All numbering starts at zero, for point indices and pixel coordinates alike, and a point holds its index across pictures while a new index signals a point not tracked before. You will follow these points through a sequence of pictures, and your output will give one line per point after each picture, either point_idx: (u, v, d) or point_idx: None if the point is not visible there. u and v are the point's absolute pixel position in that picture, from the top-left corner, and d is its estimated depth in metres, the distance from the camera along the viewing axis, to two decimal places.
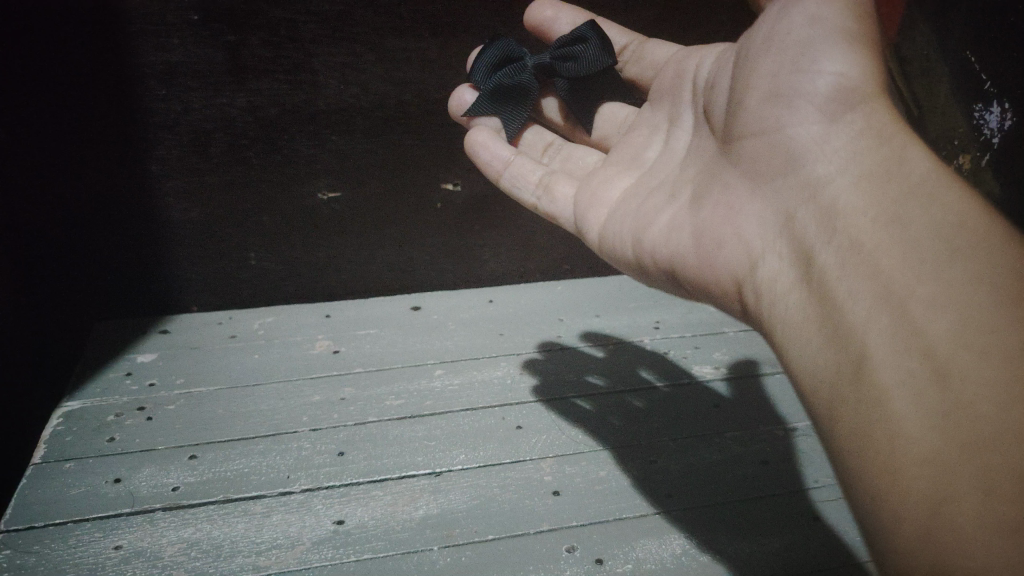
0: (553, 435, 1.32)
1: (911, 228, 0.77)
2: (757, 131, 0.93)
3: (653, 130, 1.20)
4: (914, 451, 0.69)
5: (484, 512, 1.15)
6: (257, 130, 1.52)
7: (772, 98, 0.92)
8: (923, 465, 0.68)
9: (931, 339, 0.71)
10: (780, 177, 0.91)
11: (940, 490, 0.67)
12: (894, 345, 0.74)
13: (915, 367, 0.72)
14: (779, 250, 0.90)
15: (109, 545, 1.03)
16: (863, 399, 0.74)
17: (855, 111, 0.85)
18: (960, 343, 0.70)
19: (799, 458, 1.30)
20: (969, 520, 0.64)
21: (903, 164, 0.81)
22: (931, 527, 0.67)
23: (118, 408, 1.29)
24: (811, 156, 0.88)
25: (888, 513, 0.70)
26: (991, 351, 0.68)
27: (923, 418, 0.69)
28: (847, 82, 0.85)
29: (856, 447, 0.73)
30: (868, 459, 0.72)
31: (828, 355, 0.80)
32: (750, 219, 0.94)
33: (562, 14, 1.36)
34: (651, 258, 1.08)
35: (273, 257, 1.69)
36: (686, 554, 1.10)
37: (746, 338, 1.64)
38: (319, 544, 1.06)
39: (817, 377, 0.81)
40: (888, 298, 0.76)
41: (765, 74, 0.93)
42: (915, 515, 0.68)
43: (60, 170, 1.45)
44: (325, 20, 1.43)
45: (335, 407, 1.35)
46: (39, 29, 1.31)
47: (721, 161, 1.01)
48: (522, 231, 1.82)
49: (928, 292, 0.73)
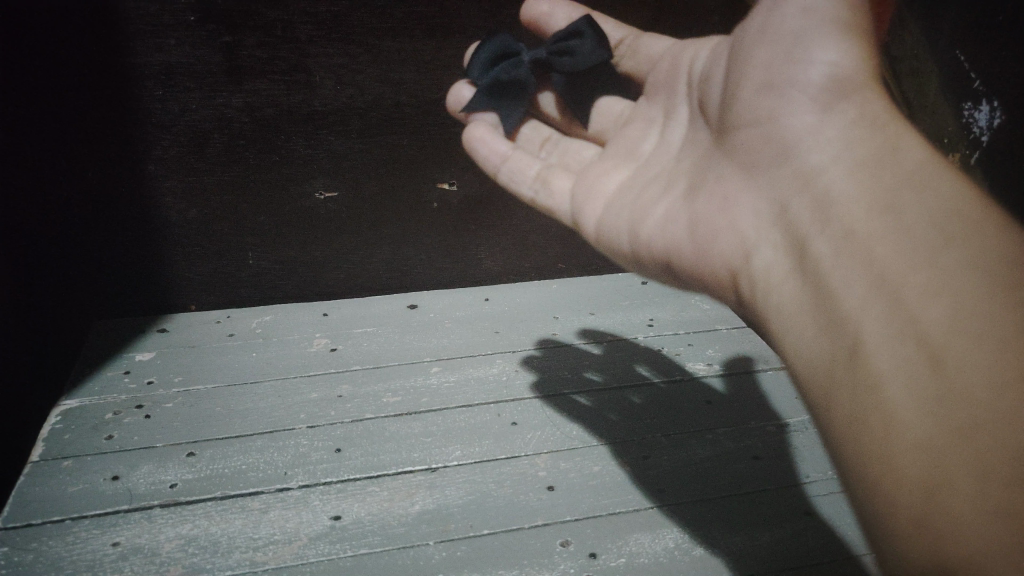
0: (546, 431, 1.33)
1: (907, 216, 0.77)
2: (750, 121, 0.93)
3: (650, 122, 1.18)
4: (911, 438, 0.69)
5: (478, 506, 1.15)
6: (254, 131, 1.53)
7: (766, 89, 0.91)
8: (919, 452, 0.68)
9: (927, 326, 0.71)
10: (777, 166, 0.90)
11: (935, 477, 0.67)
12: (891, 332, 0.73)
13: (911, 355, 0.71)
14: (775, 241, 0.89)
15: (107, 542, 1.03)
16: (859, 385, 0.74)
17: (847, 101, 0.86)
18: (956, 331, 0.70)
19: (791, 452, 1.31)
20: (968, 506, 0.65)
21: (896, 153, 0.81)
22: (929, 514, 0.67)
23: (116, 406, 1.31)
24: (801, 144, 0.88)
25: (883, 501, 0.70)
26: (986, 338, 0.69)
27: (919, 406, 0.69)
28: (840, 72, 0.86)
29: (852, 435, 0.73)
30: (863, 446, 0.72)
31: (822, 344, 0.80)
32: (746, 209, 0.93)
33: (558, 6, 1.34)
34: (647, 250, 1.06)
35: (268, 258, 1.69)
36: (679, 548, 1.10)
37: (738, 335, 1.66)
38: (316, 539, 1.06)
39: (811, 364, 0.80)
40: (885, 286, 0.75)
41: (758, 65, 0.93)
42: (912, 503, 0.68)
43: (60, 171, 1.46)
44: (321, 22, 1.44)
45: (333, 404, 1.36)
46: (38, 29, 1.33)
47: (715, 153, 1.00)
48: (519, 228, 1.83)
49: (923, 279, 0.73)
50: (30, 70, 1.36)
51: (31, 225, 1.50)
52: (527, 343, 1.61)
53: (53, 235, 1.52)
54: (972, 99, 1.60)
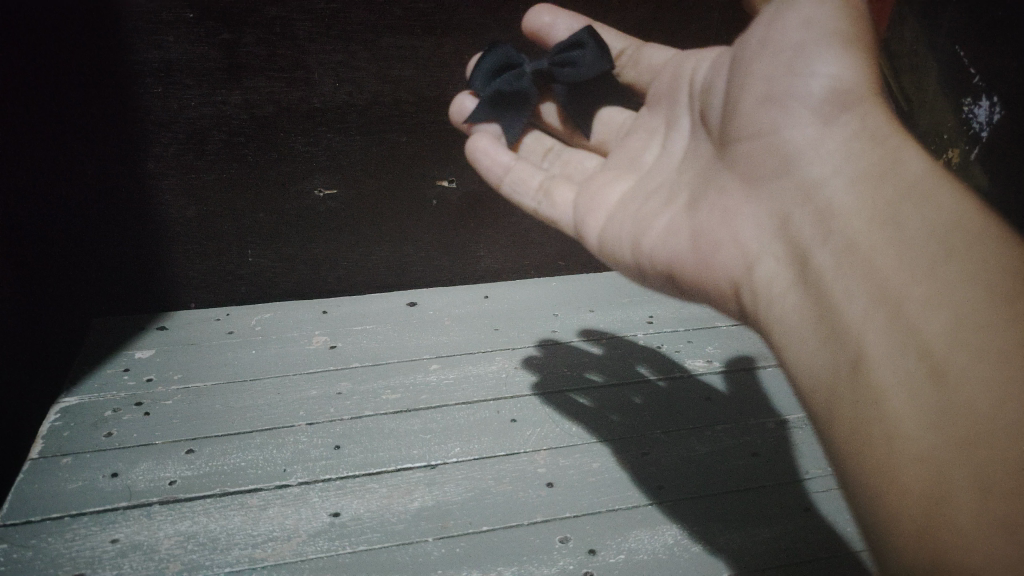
0: (545, 429, 1.33)
1: (908, 228, 0.78)
2: (751, 134, 0.92)
3: (653, 134, 1.17)
4: (912, 450, 0.69)
5: (478, 503, 1.15)
6: (253, 128, 1.53)
7: (767, 101, 0.90)
8: (920, 464, 0.69)
9: (928, 338, 0.72)
10: (778, 179, 0.90)
11: (936, 488, 0.67)
12: (893, 344, 0.74)
13: (913, 367, 0.72)
14: (777, 251, 0.89)
15: (106, 539, 1.03)
16: (861, 397, 0.74)
17: (849, 112, 0.85)
18: (957, 343, 0.70)
19: (789, 449, 1.31)
20: (970, 519, 0.65)
21: (898, 165, 0.81)
22: (931, 527, 0.67)
23: (115, 404, 1.30)
24: (802, 155, 0.87)
25: (886, 513, 0.70)
26: (987, 351, 0.69)
27: (921, 418, 0.70)
28: (840, 85, 0.85)
29: (855, 447, 0.73)
30: (866, 459, 0.72)
31: (824, 356, 0.80)
32: (748, 221, 0.92)
33: (559, 18, 1.34)
34: (647, 263, 1.05)
35: (268, 255, 1.69)
36: (678, 544, 1.10)
37: (737, 333, 1.66)
38: (315, 536, 1.06)
39: (814, 376, 0.80)
40: (886, 298, 0.76)
41: (758, 76, 0.92)
42: (915, 512, 0.68)
43: (60, 169, 1.46)
44: (319, 18, 1.44)
45: (332, 401, 1.36)
46: (38, 29, 1.33)
47: (716, 163, 0.99)
48: (519, 226, 1.83)
49: (924, 292, 0.74)
50: (30, 69, 1.36)
51: (30, 224, 1.49)
52: (526, 340, 1.62)
53: (54, 233, 1.52)
54: (972, 94, 1.58)
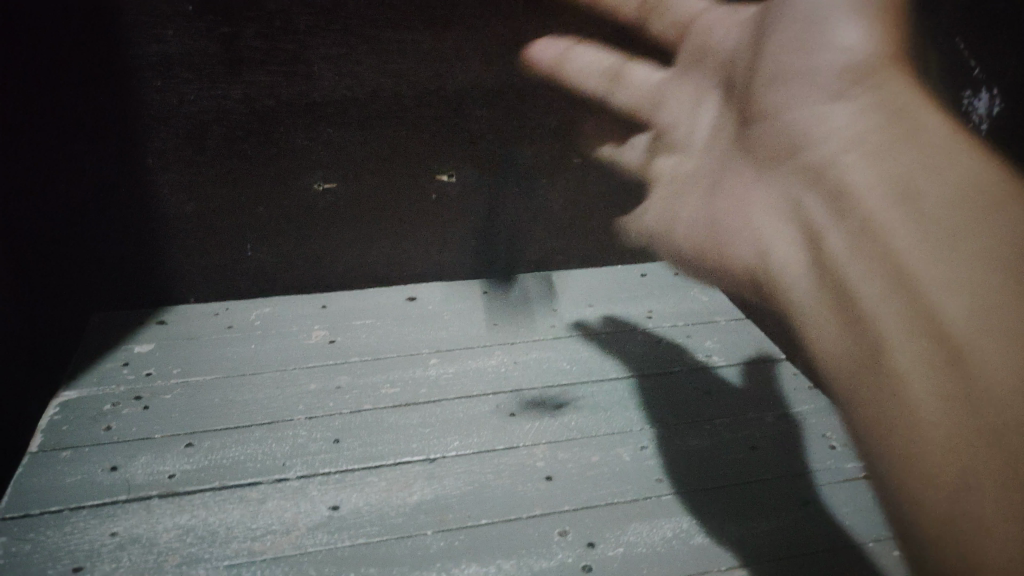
0: (544, 423, 1.34)
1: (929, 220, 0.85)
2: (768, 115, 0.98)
3: (694, 106, 1.09)
4: (937, 441, 0.79)
5: (477, 496, 1.15)
6: (253, 122, 1.52)
7: (783, 78, 0.96)
8: (945, 454, 0.78)
9: (946, 326, 0.81)
10: (787, 159, 0.96)
11: (961, 483, 0.77)
12: (912, 333, 0.82)
13: (931, 354, 0.82)
14: (791, 233, 0.96)
15: (105, 532, 1.03)
16: (886, 386, 0.83)
17: (864, 86, 0.91)
18: (975, 330, 0.80)
19: (788, 443, 1.32)
20: (988, 508, 0.76)
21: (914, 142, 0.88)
22: (952, 517, 0.77)
23: (114, 398, 1.31)
24: (825, 137, 0.93)
25: (909, 498, 0.80)
26: (1001, 336, 0.80)
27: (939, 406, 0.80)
28: (855, 56, 0.91)
29: (887, 434, 0.82)
30: (897, 448, 0.81)
31: (847, 338, 0.88)
32: (761, 206, 1.00)
33: None
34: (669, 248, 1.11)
35: (268, 250, 1.69)
36: (676, 537, 1.10)
37: (737, 327, 1.69)
38: (314, 529, 1.05)
39: (837, 360, 0.89)
40: (904, 287, 0.84)
41: (777, 47, 0.96)
42: (936, 505, 0.78)
43: (61, 165, 1.46)
44: (319, 11, 1.44)
45: (331, 395, 1.36)
46: (37, 28, 1.33)
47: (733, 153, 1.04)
48: (518, 221, 1.83)
49: (938, 278, 0.83)
50: (29, 68, 1.36)
51: (29, 221, 1.49)
52: (526, 335, 1.62)
53: (53, 228, 1.52)
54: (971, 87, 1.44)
